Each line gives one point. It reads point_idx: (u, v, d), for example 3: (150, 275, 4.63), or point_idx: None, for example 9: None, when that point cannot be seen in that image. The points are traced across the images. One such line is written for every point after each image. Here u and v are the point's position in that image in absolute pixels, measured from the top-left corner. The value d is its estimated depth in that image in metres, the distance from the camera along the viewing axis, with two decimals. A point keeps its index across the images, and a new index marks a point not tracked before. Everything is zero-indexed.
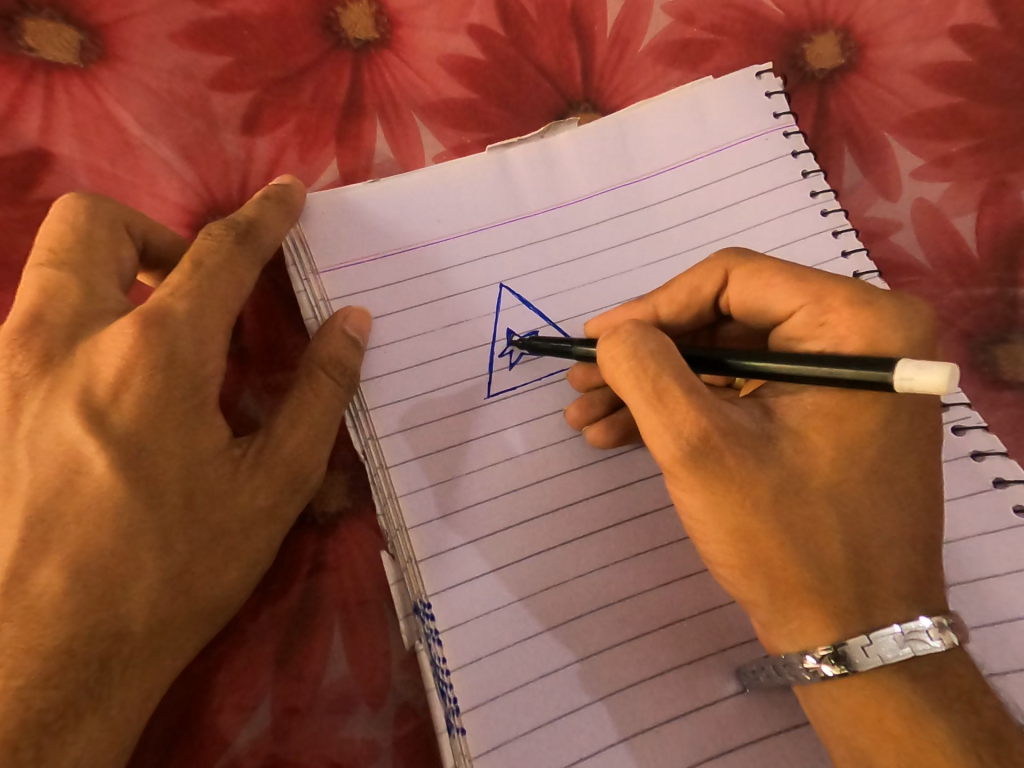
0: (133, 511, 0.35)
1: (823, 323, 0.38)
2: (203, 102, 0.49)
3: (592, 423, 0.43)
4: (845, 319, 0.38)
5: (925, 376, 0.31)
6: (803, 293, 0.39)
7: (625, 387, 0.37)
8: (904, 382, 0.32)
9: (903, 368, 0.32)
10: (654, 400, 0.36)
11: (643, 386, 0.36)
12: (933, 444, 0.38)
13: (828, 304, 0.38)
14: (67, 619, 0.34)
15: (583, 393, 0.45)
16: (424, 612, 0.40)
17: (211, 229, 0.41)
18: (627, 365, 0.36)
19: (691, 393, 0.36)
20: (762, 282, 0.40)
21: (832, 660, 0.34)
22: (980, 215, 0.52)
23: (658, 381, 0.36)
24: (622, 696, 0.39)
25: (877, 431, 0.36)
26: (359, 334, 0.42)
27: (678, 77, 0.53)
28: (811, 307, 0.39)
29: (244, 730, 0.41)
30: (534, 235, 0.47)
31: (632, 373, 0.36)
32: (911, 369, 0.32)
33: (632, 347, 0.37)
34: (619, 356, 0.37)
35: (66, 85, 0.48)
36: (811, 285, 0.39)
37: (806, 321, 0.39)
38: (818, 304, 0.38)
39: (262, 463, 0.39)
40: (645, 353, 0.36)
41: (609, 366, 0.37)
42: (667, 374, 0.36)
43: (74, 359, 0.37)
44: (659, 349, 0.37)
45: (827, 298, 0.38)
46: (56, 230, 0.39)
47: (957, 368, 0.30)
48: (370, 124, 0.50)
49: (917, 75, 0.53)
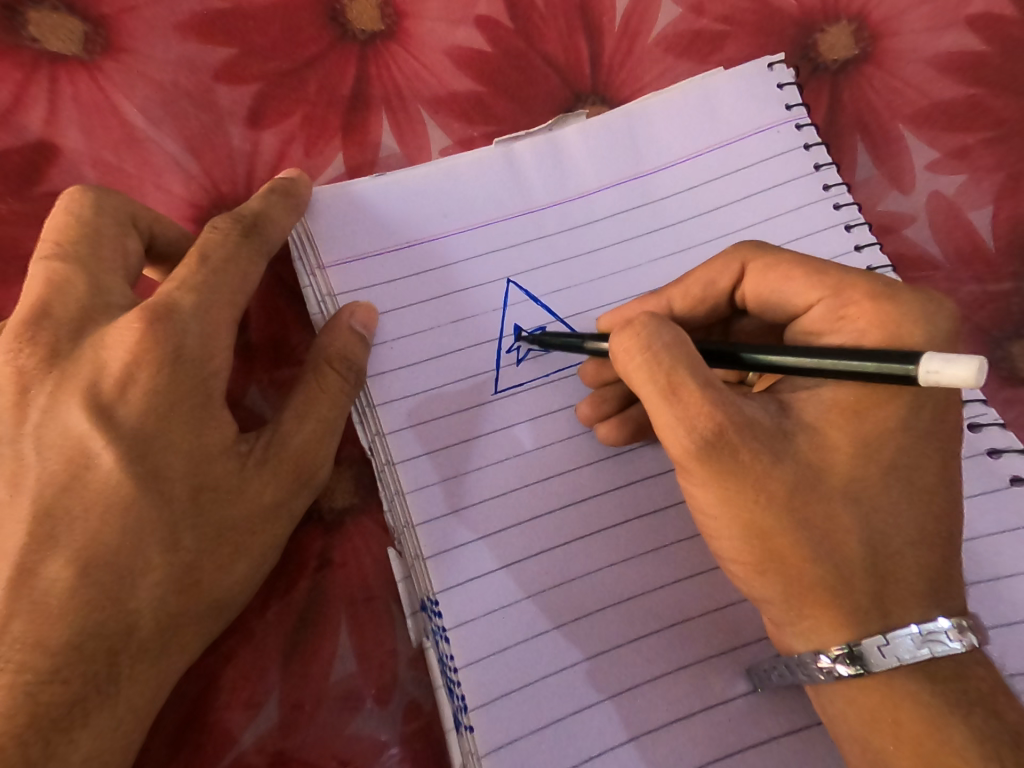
0: (140, 506, 0.35)
1: (842, 316, 0.38)
2: (209, 94, 0.48)
3: (602, 421, 0.43)
4: (866, 312, 0.37)
5: (953, 369, 0.30)
6: (822, 286, 0.38)
7: (639, 381, 0.36)
8: (929, 377, 0.31)
9: (929, 362, 0.31)
10: (668, 394, 0.35)
11: (657, 379, 0.35)
12: (951, 440, 0.37)
13: (847, 297, 0.38)
14: (75, 614, 0.34)
15: (595, 391, 0.44)
16: (431, 608, 0.40)
17: (217, 222, 0.40)
18: (641, 358, 0.36)
19: (706, 388, 0.35)
20: (780, 274, 0.40)
21: (847, 660, 0.34)
22: (996, 209, 0.51)
23: (672, 375, 0.35)
24: (631, 695, 0.39)
25: (893, 429, 0.36)
26: (366, 329, 0.42)
27: (688, 68, 0.52)
28: (830, 300, 0.38)
29: (251, 727, 0.41)
30: (541, 229, 0.46)
31: (646, 365, 0.36)
32: (937, 363, 0.31)
33: (646, 339, 0.36)
34: (634, 348, 0.36)
35: (71, 78, 0.47)
36: (830, 277, 0.38)
37: (826, 314, 0.38)
38: (838, 297, 0.38)
39: (269, 458, 0.38)
40: (659, 346, 0.36)
41: (623, 359, 0.37)
42: (681, 368, 0.35)
43: (80, 352, 0.37)
44: (675, 342, 0.36)
45: (845, 292, 0.38)
46: (62, 223, 0.39)
47: (985, 360, 0.29)
48: (377, 117, 0.50)
49: (932, 65, 0.53)
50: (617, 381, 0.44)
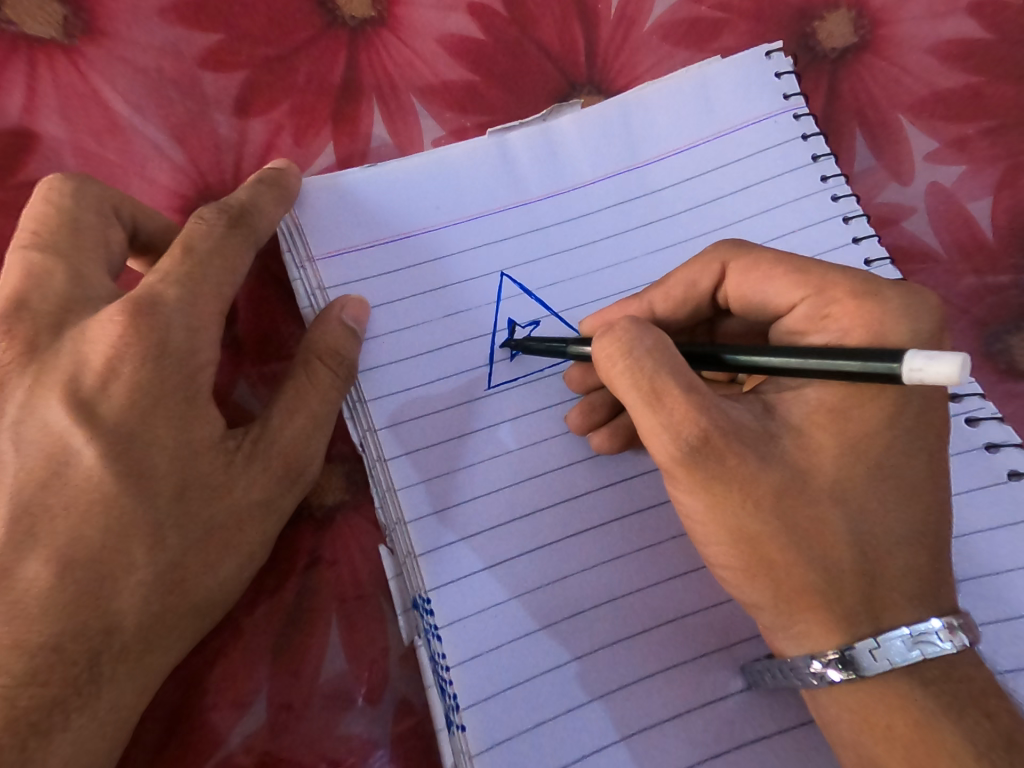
0: (123, 503, 0.34)
1: (826, 315, 0.37)
2: (194, 81, 0.47)
3: (595, 430, 0.42)
4: (849, 311, 0.36)
5: (936, 367, 0.29)
6: (804, 285, 0.38)
7: (621, 387, 0.35)
8: (914, 374, 0.30)
9: (912, 359, 0.30)
10: (651, 400, 0.34)
11: (640, 385, 0.35)
12: (941, 438, 0.36)
13: (830, 295, 0.37)
14: (54, 615, 0.33)
15: (583, 395, 0.43)
16: (424, 606, 0.39)
17: (204, 211, 0.39)
18: (623, 364, 0.35)
19: (691, 393, 0.34)
20: (762, 274, 0.39)
21: (839, 666, 0.33)
22: (995, 200, 0.51)
23: (655, 381, 0.34)
24: (622, 695, 0.38)
25: (883, 430, 0.35)
26: (357, 323, 0.41)
27: (684, 57, 0.51)
28: (813, 299, 0.37)
29: (238, 727, 0.40)
30: (535, 221, 0.45)
31: (629, 371, 0.35)
32: (921, 360, 0.30)
33: (628, 344, 0.35)
34: (615, 353, 0.35)
35: (50, 62, 0.46)
36: (812, 277, 0.37)
37: (809, 314, 0.38)
38: (820, 296, 0.37)
39: (257, 455, 0.38)
40: (641, 351, 0.35)
41: (604, 364, 0.36)
42: (664, 374, 0.35)
43: (61, 345, 0.36)
44: (656, 346, 0.35)
45: (828, 290, 0.37)
46: (40, 213, 0.38)
47: (968, 356, 0.28)
48: (368, 106, 0.49)
49: (932, 53, 0.52)
50: (602, 386, 0.43)
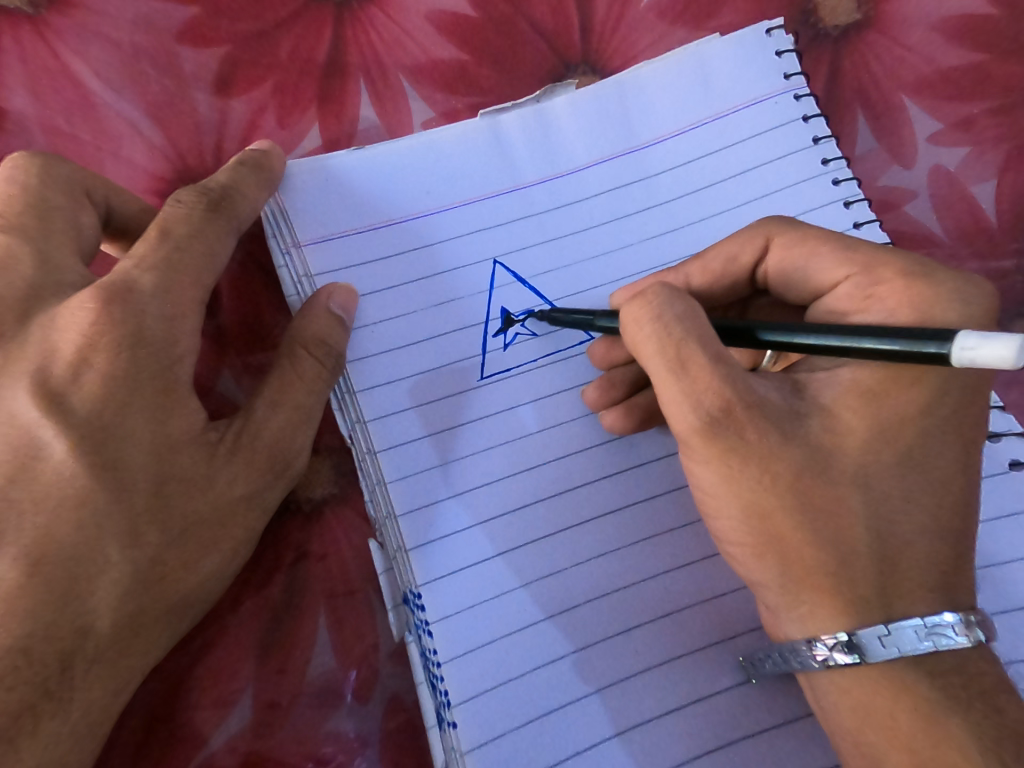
0: (97, 498, 0.33)
1: (870, 295, 0.36)
2: (170, 57, 0.45)
3: (611, 409, 0.41)
4: (897, 291, 0.35)
5: (990, 347, 0.28)
6: (850, 263, 0.36)
7: (647, 353, 0.34)
8: (963, 354, 0.29)
9: (964, 338, 0.29)
10: (676, 368, 0.33)
11: (666, 353, 0.34)
12: (973, 430, 0.35)
13: (878, 275, 0.36)
14: (22, 616, 0.31)
15: (606, 373, 0.42)
16: (414, 601, 0.38)
17: (181, 195, 0.38)
18: (650, 328, 0.34)
19: (718, 362, 0.33)
20: (806, 249, 0.38)
21: (844, 650, 0.32)
22: (999, 183, 0.49)
23: (682, 348, 0.33)
24: (618, 689, 0.37)
25: (914, 417, 0.34)
26: (345, 312, 0.39)
27: (682, 35, 0.50)
28: (859, 276, 0.36)
29: (222, 727, 0.38)
30: (528, 208, 0.44)
31: (655, 337, 0.34)
32: (973, 340, 0.29)
33: (657, 309, 0.34)
34: (643, 316, 0.34)
35: (18, 35, 0.44)
36: (860, 255, 0.36)
37: (852, 292, 0.36)
38: (868, 274, 0.36)
39: (240, 449, 0.36)
40: (671, 318, 0.34)
41: (630, 328, 0.35)
42: (692, 341, 0.33)
43: (28, 333, 0.34)
44: (686, 314, 0.34)
45: (877, 269, 0.36)
46: (6, 193, 0.36)
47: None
48: (355, 86, 0.47)
49: (936, 31, 0.50)
50: (628, 364, 0.42)
